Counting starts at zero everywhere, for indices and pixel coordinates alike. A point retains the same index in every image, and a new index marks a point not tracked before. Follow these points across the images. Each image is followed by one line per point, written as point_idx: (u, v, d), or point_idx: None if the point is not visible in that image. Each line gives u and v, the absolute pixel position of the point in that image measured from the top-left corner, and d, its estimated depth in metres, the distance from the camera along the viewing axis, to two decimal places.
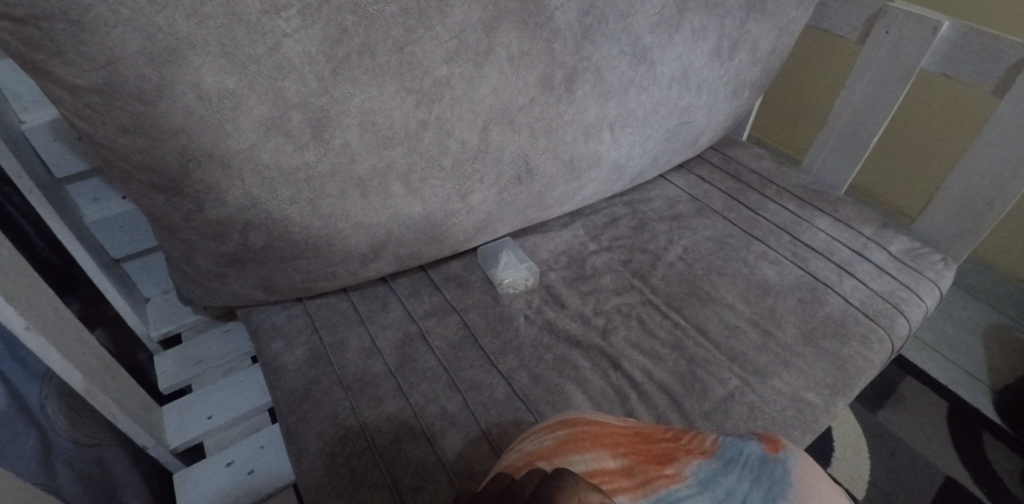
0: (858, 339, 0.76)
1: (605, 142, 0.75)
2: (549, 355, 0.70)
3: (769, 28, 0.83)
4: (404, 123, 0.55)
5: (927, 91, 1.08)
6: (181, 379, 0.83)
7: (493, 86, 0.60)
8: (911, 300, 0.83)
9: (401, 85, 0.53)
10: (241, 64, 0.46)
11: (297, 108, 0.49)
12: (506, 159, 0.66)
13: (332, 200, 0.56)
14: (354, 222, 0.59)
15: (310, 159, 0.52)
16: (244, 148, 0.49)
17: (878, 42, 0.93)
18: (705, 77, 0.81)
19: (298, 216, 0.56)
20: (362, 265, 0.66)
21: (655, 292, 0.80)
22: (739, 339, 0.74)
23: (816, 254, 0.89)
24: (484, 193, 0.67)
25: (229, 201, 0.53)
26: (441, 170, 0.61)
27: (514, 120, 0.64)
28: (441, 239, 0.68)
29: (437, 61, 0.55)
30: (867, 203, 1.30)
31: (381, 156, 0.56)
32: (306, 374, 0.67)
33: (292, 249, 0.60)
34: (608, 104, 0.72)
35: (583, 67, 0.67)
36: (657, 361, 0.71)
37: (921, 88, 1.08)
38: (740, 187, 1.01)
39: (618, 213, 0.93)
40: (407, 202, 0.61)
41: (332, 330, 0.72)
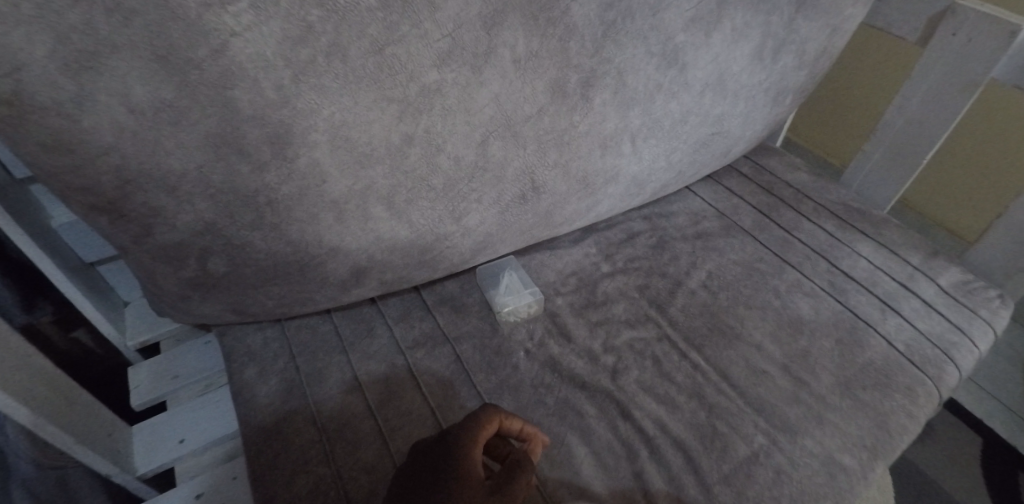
0: (902, 391, 0.67)
1: (625, 156, 0.66)
2: (550, 398, 0.62)
3: (822, 27, 0.71)
4: (385, 138, 0.46)
5: (1015, 106, 0.94)
6: (155, 395, 0.76)
7: (493, 93, 0.50)
8: (963, 346, 0.74)
9: (380, 93, 0.44)
10: (177, 70, 0.37)
11: (254, 122, 0.41)
12: (508, 177, 0.57)
13: (303, 226, 0.48)
14: (329, 248, 0.51)
15: (272, 182, 0.44)
16: (191, 167, 0.41)
17: (942, 45, 0.82)
18: (743, 82, 0.70)
19: (262, 242, 0.48)
20: (341, 292, 0.58)
21: (674, 326, 0.71)
22: (767, 386, 0.65)
23: (857, 286, 0.79)
24: (483, 214, 0.58)
25: (180, 227, 0.45)
26: (431, 190, 0.52)
27: (519, 132, 0.54)
28: (432, 264, 0.60)
29: (426, 64, 0.45)
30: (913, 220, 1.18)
31: (357, 177, 0.47)
32: (277, 408, 0.60)
33: (259, 276, 0.52)
34: (630, 113, 0.62)
35: (603, 70, 0.57)
36: (673, 410, 0.63)
37: (1008, 102, 0.95)
38: (773, 202, 0.91)
39: (636, 228, 0.84)
40: (390, 226, 0.52)
41: (311, 357, 0.65)
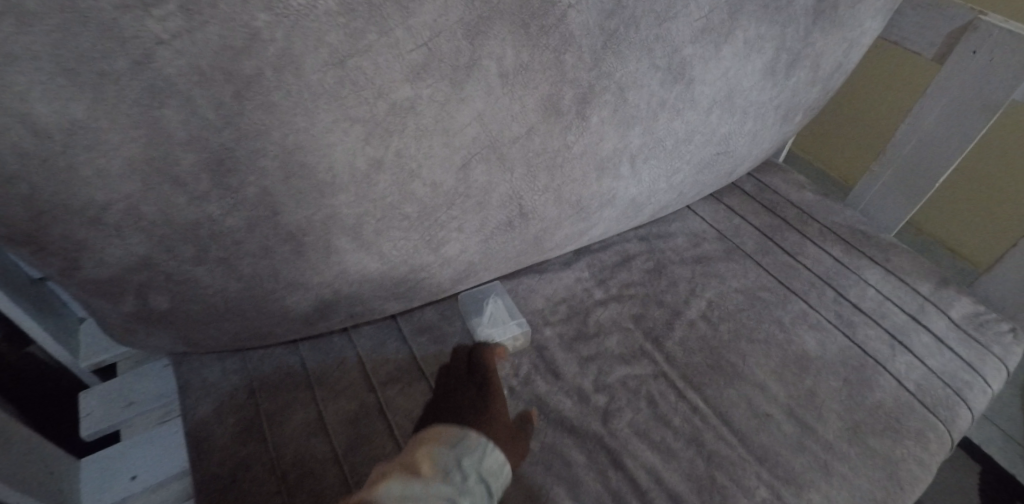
0: (913, 437, 0.62)
1: (623, 177, 0.60)
2: (536, 443, 0.57)
3: (839, 41, 0.66)
4: (349, 163, 0.40)
5: None
6: (105, 425, 0.68)
7: (477, 111, 0.44)
8: (977, 386, 0.69)
9: (343, 113, 0.38)
10: (93, 87, 0.31)
11: (189, 146, 0.35)
12: (493, 203, 0.51)
13: (255, 260, 0.42)
14: (288, 283, 0.45)
15: (214, 213, 0.38)
16: (118, 198, 0.35)
17: (961, 63, 0.77)
18: (752, 99, 0.65)
19: (209, 277, 0.42)
20: (305, 325, 0.52)
21: (671, 361, 0.65)
22: (770, 432, 0.60)
23: (865, 318, 0.74)
24: (464, 243, 0.52)
25: (108, 262, 0.39)
26: (405, 218, 0.46)
27: (505, 154, 0.49)
28: (407, 295, 0.54)
29: (398, 78, 0.39)
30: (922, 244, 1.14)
31: (316, 207, 0.41)
32: (232, 455, 0.54)
33: (208, 312, 0.46)
34: (631, 132, 0.56)
35: (602, 86, 0.51)
36: (669, 458, 0.57)
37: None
38: (776, 223, 0.86)
39: (632, 251, 0.78)
40: (358, 258, 0.46)
41: (273, 392, 0.58)
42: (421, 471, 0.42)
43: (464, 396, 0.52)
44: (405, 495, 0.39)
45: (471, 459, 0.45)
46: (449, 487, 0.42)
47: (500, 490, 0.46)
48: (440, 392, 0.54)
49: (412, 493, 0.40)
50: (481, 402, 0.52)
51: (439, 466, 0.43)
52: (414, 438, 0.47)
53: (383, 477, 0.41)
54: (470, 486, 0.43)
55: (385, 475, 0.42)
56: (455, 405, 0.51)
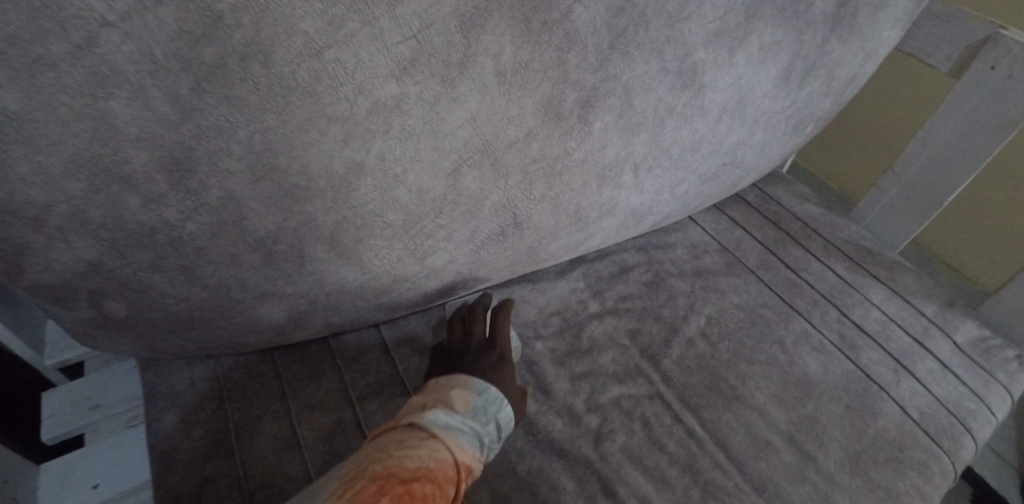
0: (917, 469, 0.60)
1: (624, 188, 0.57)
2: (523, 467, 0.53)
3: (856, 51, 0.63)
4: (325, 166, 0.36)
5: None
6: (68, 429, 0.62)
7: (471, 113, 0.40)
8: (981, 415, 0.66)
9: (319, 110, 0.34)
10: (27, 72, 0.27)
11: (140, 143, 0.31)
12: (485, 212, 0.47)
13: (219, 269, 0.38)
14: (258, 293, 0.41)
15: (171, 218, 0.34)
16: (59, 198, 0.31)
17: (978, 78, 0.74)
18: (764, 109, 0.61)
19: (169, 286, 0.38)
20: (278, 336, 0.48)
21: (667, 381, 0.62)
22: (768, 460, 0.57)
23: (869, 340, 0.71)
24: (452, 253, 0.48)
25: (52, 269, 0.35)
26: (387, 226, 0.42)
27: (500, 160, 0.45)
28: (389, 306, 0.50)
29: (382, 74, 0.35)
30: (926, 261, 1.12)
31: (288, 213, 0.37)
32: (196, 473, 0.50)
33: (169, 321, 0.42)
34: (636, 139, 0.53)
35: (607, 88, 0.47)
36: (662, 486, 0.54)
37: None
38: (779, 237, 0.83)
39: (630, 261, 0.75)
40: (335, 268, 0.42)
41: (243, 404, 0.55)
42: (458, 405, 0.49)
43: (483, 362, 0.55)
44: (449, 424, 0.47)
45: (494, 406, 0.51)
46: (478, 424, 0.49)
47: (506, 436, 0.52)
48: (457, 356, 0.56)
49: (455, 422, 0.47)
50: (497, 370, 0.55)
51: (471, 405, 0.50)
52: (442, 378, 0.53)
53: (426, 405, 0.48)
54: (492, 427, 0.50)
55: (427, 402, 0.49)
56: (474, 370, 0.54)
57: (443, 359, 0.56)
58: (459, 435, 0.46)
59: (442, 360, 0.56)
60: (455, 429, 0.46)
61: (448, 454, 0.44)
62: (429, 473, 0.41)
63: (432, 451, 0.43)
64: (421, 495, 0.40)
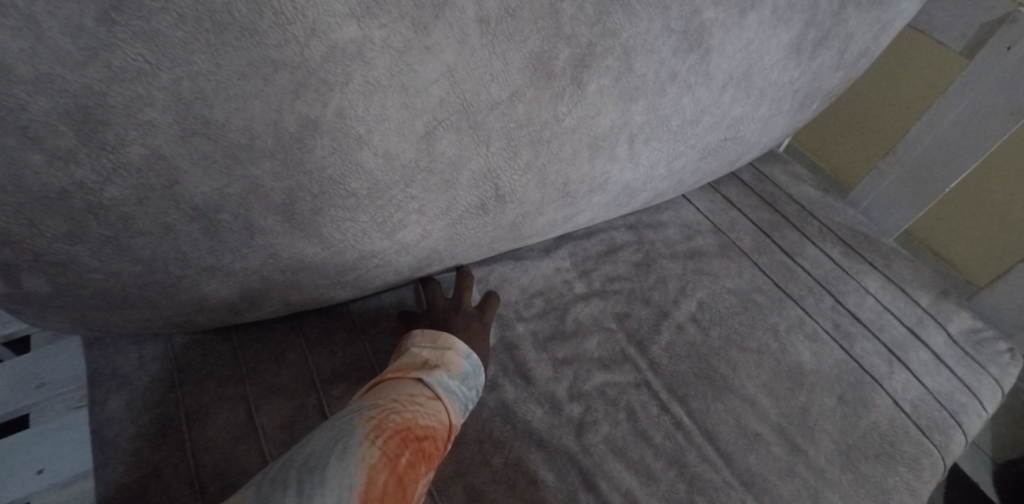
0: (907, 464, 0.58)
1: (619, 160, 0.52)
2: (499, 458, 0.50)
3: (872, 20, 0.58)
4: (274, 123, 0.31)
5: None
6: (10, 409, 0.57)
7: (447, 67, 0.35)
8: (972, 409, 0.65)
9: (262, 53, 0.28)
10: None
11: (37, 87, 0.25)
12: (463, 182, 0.43)
13: (153, 241, 0.33)
14: (202, 268, 0.37)
15: (86, 179, 0.29)
16: None
17: (993, 57, 0.69)
18: (771, 80, 0.56)
19: (92, 259, 0.33)
20: (231, 315, 0.43)
21: (655, 369, 0.59)
22: (758, 453, 0.55)
23: (863, 329, 0.68)
24: (426, 227, 0.44)
25: None
26: (350, 195, 0.37)
27: (480, 123, 0.40)
28: (356, 284, 0.46)
29: (340, 12, 0.29)
30: (919, 256, 1.06)
31: (231, 177, 0.32)
32: (142, 462, 0.45)
33: (98, 298, 0.37)
34: (633, 108, 0.48)
35: (604, 46, 0.41)
36: (646, 480, 0.51)
37: None
38: (775, 218, 0.79)
39: (619, 240, 0.71)
40: (290, 241, 0.38)
41: (195, 387, 0.50)
42: (458, 366, 0.48)
43: (469, 328, 0.52)
44: (450, 385, 0.46)
45: (481, 373, 0.50)
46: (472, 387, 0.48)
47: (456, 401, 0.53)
48: (442, 317, 0.52)
49: (454, 384, 0.46)
50: (474, 344, 0.52)
51: (467, 367, 0.48)
52: (433, 330, 0.50)
53: (428, 360, 0.47)
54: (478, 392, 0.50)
55: (427, 356, 0.47)
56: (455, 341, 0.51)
57: (425, 316, 0.53)
58: (457, 399, 0.46)
59: (423, 317, 0.53)
60: (456, 392, 0.46)
61: (448, 418, 0.43)
62: (437, 434, 0.41)
63: (438, 413, 0.42)
64: (429, 455, 0.40)
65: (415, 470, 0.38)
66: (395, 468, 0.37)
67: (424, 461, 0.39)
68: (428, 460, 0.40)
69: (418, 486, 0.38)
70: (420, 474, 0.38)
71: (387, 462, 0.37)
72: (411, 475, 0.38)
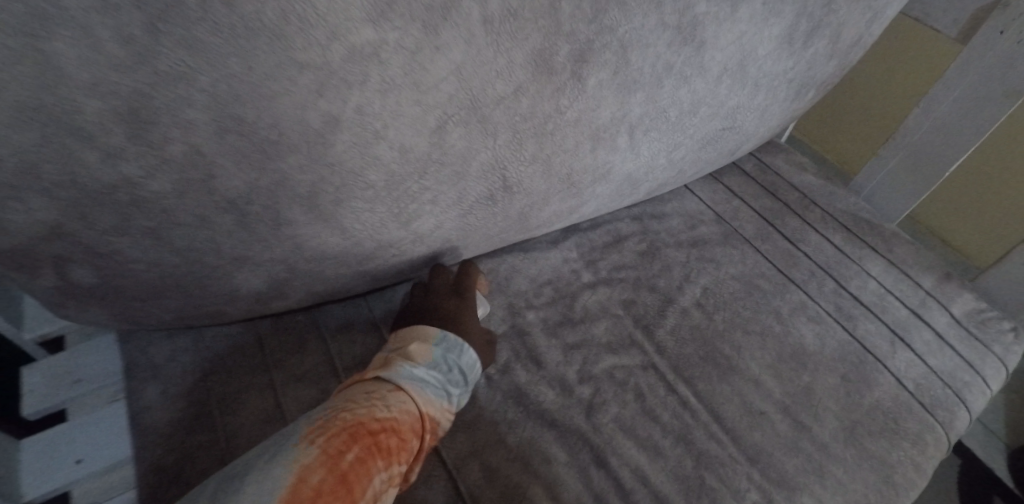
0: (911, 440, 0.59)
1: (620, 150, 0.54)
2: (513, 438, 0.52)
3: (864, 9, 0.59)
4: (299, 121, 0.34)
5: None
6: (53, 404, 0.61)
7: (455, 65, 0.38)
8: (976, 387, 0.66)
9: (288, 56, 0.31)
10: None
11: (92, 91, 0.28)
12: (472, 174, 0.45)
13: (190, 232, 0.36)
14: (234, 258, 0.40)
15: (133, 175, 0.32)
16: (8, 149, 0.29)
17: (987, 41, 0.71)
18: (765, 70, 0.59)
19: (136, 250, 0.36)
20: (259, 305, 0.46)
21: (661, 352, 0.61)
22: (763, 431, 0.57)
23: (866, 311, 0.70)
24: (439, 218, 0.47)
25: (11, 230, 0.32)
26: (368, 187, 0.40)
27: (487, 118, 0.42)
28: (374, 273, 0.48)
29: (359, 18, 0.32)
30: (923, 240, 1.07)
31: (261, 171, 0.35)
32: (179, 445, 0.48)
33: (141, 289, 0.40)
34: (632, 100, 0.50)
35: (602, 42, 0.44)
36: (655, 457, 0.53)
37: None
38: (777, 207, 0.81)
39: (624, 231, 0.73)
40: (314, 231, 0.40)
41: (224, 376, 0.53)
42: (424, 357, 0.49)
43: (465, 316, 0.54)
44: (416, 376, 0.47)
45: (464, 353, 0.51)
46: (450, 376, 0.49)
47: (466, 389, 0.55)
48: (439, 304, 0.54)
49: (421, 374, 0.47)
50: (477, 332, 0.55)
51: (437, 356, 0.49)
52: (405, 328, 0.52)
53: (392, 357, 0.48)
54: (463, 380, 0.50)
55: (395, 354, 0.49)
56: (466, 326, 0.53)
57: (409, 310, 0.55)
58: (426, 388, 0.46)
59: (408, 309, 0.55)
60: (423, 382, 0.47)
61: (413, 408, 0.44)
62: (396, 427, 0.42)
63: (398, 405, 0.44)
64: (386, 447, 0.41)
65: (361, 466, 0.39)
66: (336, 465, 0.38)
67: (377, 454, 0.40)
68: (385, 453, 0.41)
69: (372, 477, 0.39)
70: (372, 467, 0.39)
71: (325, 460, 0.38)
72: (358, 469, 0.39)
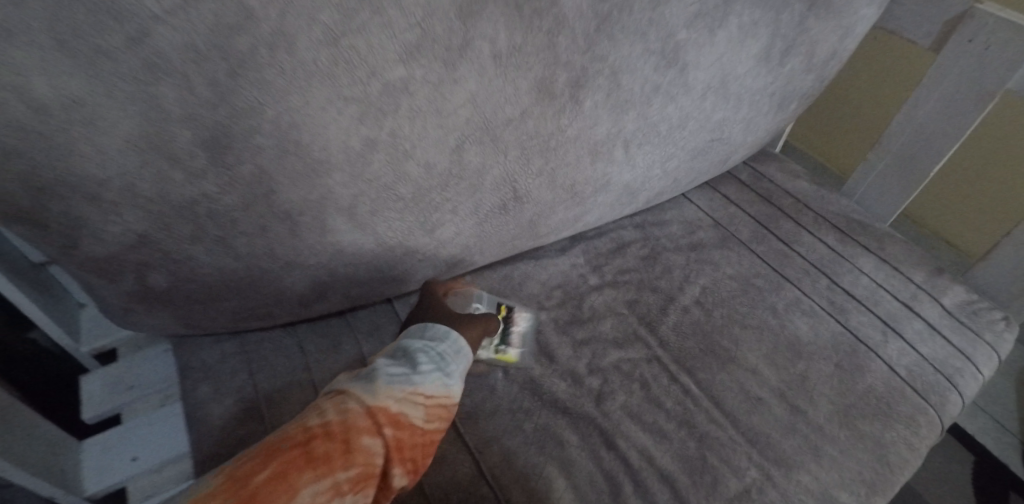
0: (904, 422, 0.63)
1: (617, 163, 0.61)
2: (530, 424, 0.57)
3: (834, 28, 0.66)
4: (343, 145, 0.41)
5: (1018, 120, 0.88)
6: (106, 408, 0.67)
7: (470, 93, 0.45)
8: (968, 372, 0.69)
9: (335, 92, 0.39)
10: (90, 63, 0.32)
11: (183, 124, 0.35)
12: (487, 186, 0.52)
13: (252, 240, 0.43)
14: (285, 263, 0.46)
15: (210, 191, 0.39)
16: (115, 172, 0.36)
17: (957, 51, 0.77)
18: (747, 85, 0.65)
19: (206, 256, 0.43)
20: (302, 307, 0.53)
21: (664, 346, 0.66)
22: (761, 415, 0.61)
23: (859, 305, 0.74)
24: (458, 226, 0.53)
25: (109, 240, 0.39)
26: (399, 200, 0.47)
27: (499, 137, 0.49)
28: (402, 277, 0.55)
29: (392, 59, 0.39)
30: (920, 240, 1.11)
31: (311, 187, 0.42)
32: (233, 435, 0.54)
33: (206, 292, 0.47)
34: (625, 117, 0.57)
35: (595, 69, 0.51)
36: (661, 440, 0.58)
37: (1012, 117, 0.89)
38: (772, 212, 0.87)
39: (627, 238, 0.79)
40: (353, 238, 0.47)
41: (270, 375, 0.59)
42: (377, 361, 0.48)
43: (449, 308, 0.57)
44: (364, 379, 0.45)
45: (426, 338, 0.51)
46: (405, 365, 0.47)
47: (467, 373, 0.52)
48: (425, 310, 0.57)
49: (372, 374, 0.46)
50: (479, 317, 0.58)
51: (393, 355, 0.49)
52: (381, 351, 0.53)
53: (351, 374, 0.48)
54: (425, 364, 0.48)
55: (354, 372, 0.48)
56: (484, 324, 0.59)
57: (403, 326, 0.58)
58: (375, 383, 0.45)
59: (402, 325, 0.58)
60: (371, 380, 0.45)
61: (354, 407, 0.42)
62: (329, 432, 0.40)
63: (335, 410, 0.42)
64: (315, 454, 0.39)
65: (281, 481, 0.37)
66: (248, 484, 0.36)
67: (303, 464, 0.38)
68: (315, 461, 0.38)
69: (296, 486, 0.37)
70: (296, 476, 0.37)
71: (239, 481, 0.37)
72: (275, 483, 0.37)
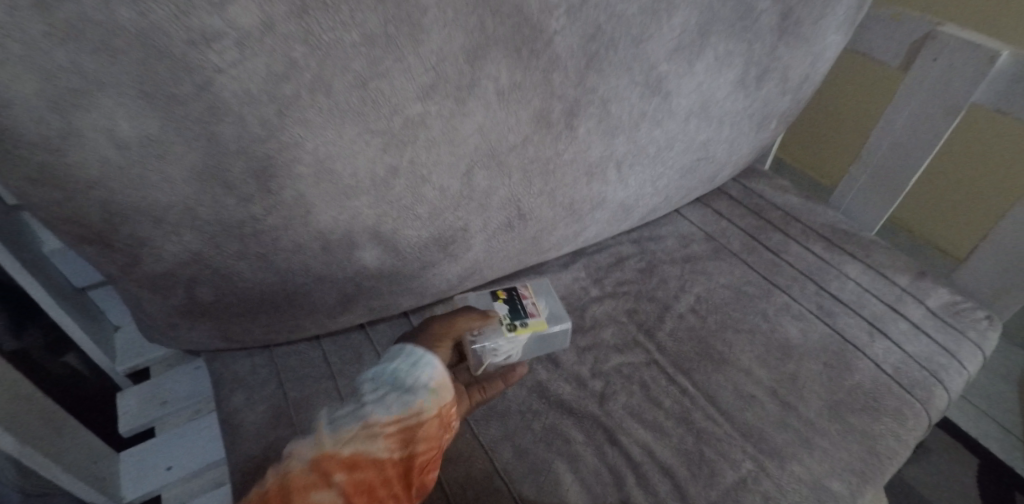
0: (891, 415, 0.67)
1: (611, 183, 0.67)
2: (538, 424, 0.62)
3: (804, 54, 0.72)
4: (369, 171, 0.48)
5: (990, 130, 0.94)
6: (144, 422, 0.70)
7: (478, 124, 0.51)
8: (952, 368, 0.73)
9: (363, 127, 0.45)
10: (164, 107, 0.38)
11: (236, 156, 0.42)
12: (494, 205, 0.58)
13: (289, 256, 0.49)
14: (317, 276, 0.52)
15: (256, 213, 0.45)
16: (177, 197, 0.42)
17: (923, 70, 0.83)
18: (727, 109, 0.71)
19: (250, 271, 0.49)
20: (329, 318, 0.58)
21: (662, 350, 0.71)
22: (754, 411, 0.65)
23: (846, 308, 0.79)
24: (469, 242, 0.59)
25: (168, 256, 0.46)
26: (417, 219, 0.53)
27: (503, 162, 0.56)
28: (419, 290, 0.61)
29: (410, 97, 0.46)
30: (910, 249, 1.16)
31: (341, 208, 0.48)
32: (266, 438, 0.59)
33: (246, 304, 0.52)
34: (615, 141, 0.63)
35: (587, 99, 0.57)
36: (661, 436, 0.62)
37: (985, 128, 0.95)
38: (762, 224, 0.92)
39: (625, 253, 0.85)
40: (376, 255, 0.53)
41: (298, 384, 0.64)
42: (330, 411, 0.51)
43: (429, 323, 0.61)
44: (315, 433, 0.48)
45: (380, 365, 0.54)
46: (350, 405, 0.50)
47: (437, 380, 0.53)
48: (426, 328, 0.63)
49: (322, 425, 0.49)
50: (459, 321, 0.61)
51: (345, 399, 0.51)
52: None
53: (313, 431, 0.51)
54: (370, 396, 0.51)
55: None
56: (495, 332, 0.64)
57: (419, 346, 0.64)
58: (322, 434, 0.48)
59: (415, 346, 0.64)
60: (318, 432, 0.48)
61: (298, 464, 0.45)
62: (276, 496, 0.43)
63: (283, 472, 0.45)
64: None
65: None
66: None
67: None
68: None
69: None
70: None
71: None
72: None
